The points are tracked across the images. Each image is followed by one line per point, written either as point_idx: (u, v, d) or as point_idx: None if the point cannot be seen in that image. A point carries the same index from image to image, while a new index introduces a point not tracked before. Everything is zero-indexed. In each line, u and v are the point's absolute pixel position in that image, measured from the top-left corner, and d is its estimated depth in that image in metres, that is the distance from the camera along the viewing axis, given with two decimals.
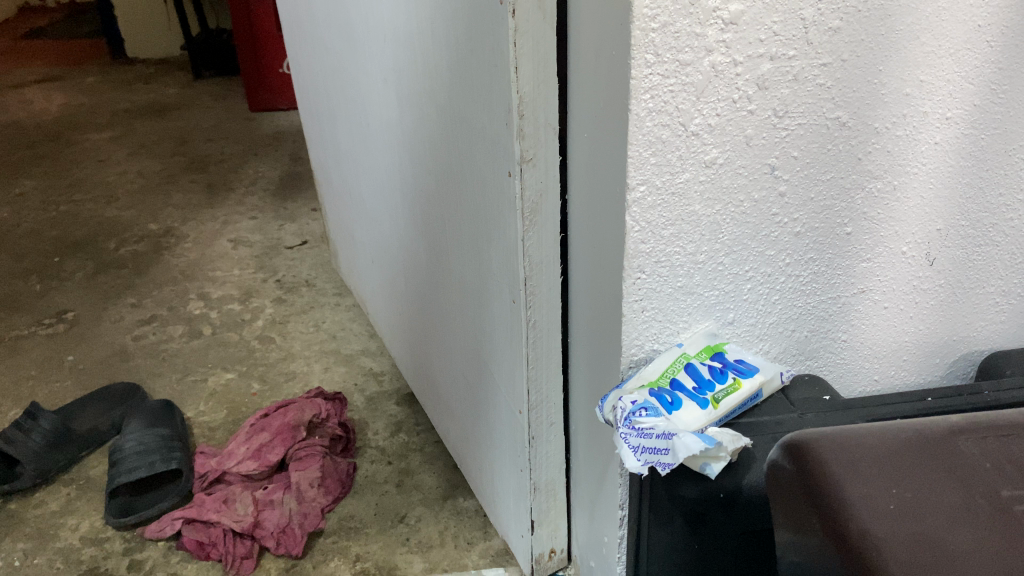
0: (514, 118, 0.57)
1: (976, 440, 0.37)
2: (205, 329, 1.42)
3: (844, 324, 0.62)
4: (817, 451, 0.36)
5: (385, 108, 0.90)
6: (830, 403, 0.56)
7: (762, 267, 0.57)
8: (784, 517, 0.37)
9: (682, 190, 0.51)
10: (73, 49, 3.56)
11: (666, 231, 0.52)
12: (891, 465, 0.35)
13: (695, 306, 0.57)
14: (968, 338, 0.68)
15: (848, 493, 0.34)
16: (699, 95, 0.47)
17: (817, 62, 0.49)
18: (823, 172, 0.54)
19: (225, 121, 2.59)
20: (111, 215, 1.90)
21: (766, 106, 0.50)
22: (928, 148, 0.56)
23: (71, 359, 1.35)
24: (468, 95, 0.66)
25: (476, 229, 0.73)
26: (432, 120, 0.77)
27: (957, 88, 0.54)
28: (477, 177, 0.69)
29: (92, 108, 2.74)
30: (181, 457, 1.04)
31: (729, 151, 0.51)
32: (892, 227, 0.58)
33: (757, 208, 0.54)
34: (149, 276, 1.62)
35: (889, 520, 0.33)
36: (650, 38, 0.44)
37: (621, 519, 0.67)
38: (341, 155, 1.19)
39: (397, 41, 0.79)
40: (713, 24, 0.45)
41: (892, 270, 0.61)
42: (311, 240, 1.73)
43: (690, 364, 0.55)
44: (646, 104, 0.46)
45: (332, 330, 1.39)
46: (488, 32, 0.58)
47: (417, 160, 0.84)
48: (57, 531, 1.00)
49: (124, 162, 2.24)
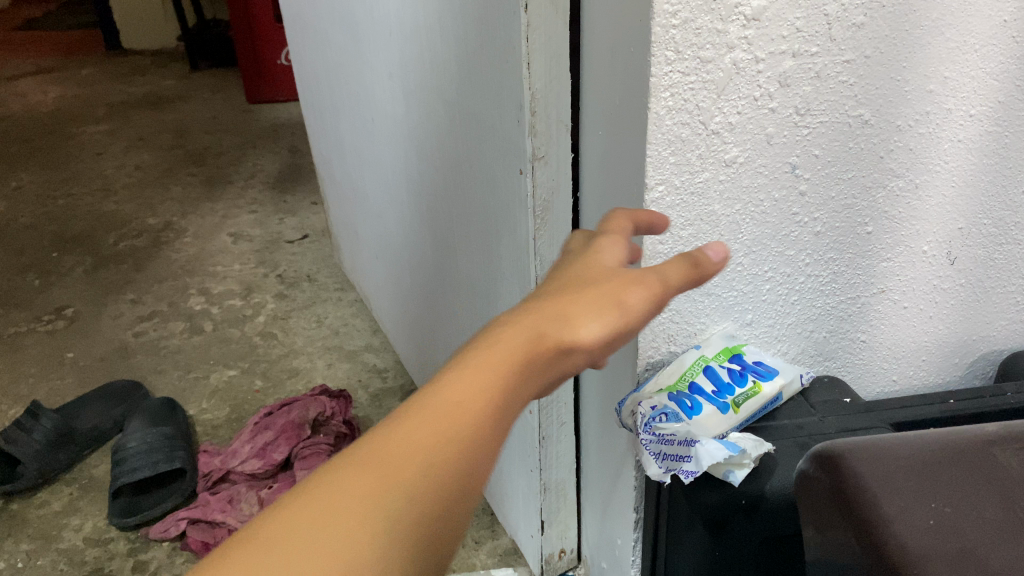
0: (526, 115, 0.56)
1: (1013, 451, 0.35)
2: (206, 325, 1.40)
3: (862, 325, 0.61)
4: (850, 463, 0.36)
5: (391, 103, 0.89)
6: (852, 406, 0.56)
7: (781, 267, 0.56)
8: (817, 530, 0.37)
9: (701, 190, 0.50)
10: (67, 41, 3.53)
11: (685, 232, 0.51)
12: (927, 478, 0.34)
13: (712, 307, 0.55)
14: (987, 338, 0.67)
15: (884, 508, 0.33)
16: (719, 92, 0.46)
17: (840, 59, 0.48)
18: (844, 171, 0.53)
19: (223, 113, 2.57)
20: (109, 210, 1.88)
21: (788, 103, 0.49)
22: (951, 146, 0.55)
23: (71, 357, 1.34)
24: (477, 91, 0.64)
25: (485, 228, 0.71)
26: (439, 115, 0.75)
27: (981, 85, 0.53)
28: (487, 175, 0.68)
29: (88, 101, 2.72)
30: (184, 456, 1.04)
31: (749, 149, 0.49)
32: (913, 226, 0.57)
33: (777, 208, 0.53)
34: (148, 271, 1.60)
35: (928, 536, 0.32)
36: (670, 34, 0.43)
37: (636, 521, 0.66)
38: (344, 149, 1.18)
39: (403, 35, 0.78)
40: (735, 21, 0.44)
41: (912, 270, 0.60)
42: (312, 233, 1.72)
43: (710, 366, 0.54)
44: (665, 102, 0.45)
45: (335, 325, 1.38)
46: (498, 28, 0.56)
47: (423, 156, 0.83)
48: (60, 531, 0.99)
49: (121, 155, 2.22)
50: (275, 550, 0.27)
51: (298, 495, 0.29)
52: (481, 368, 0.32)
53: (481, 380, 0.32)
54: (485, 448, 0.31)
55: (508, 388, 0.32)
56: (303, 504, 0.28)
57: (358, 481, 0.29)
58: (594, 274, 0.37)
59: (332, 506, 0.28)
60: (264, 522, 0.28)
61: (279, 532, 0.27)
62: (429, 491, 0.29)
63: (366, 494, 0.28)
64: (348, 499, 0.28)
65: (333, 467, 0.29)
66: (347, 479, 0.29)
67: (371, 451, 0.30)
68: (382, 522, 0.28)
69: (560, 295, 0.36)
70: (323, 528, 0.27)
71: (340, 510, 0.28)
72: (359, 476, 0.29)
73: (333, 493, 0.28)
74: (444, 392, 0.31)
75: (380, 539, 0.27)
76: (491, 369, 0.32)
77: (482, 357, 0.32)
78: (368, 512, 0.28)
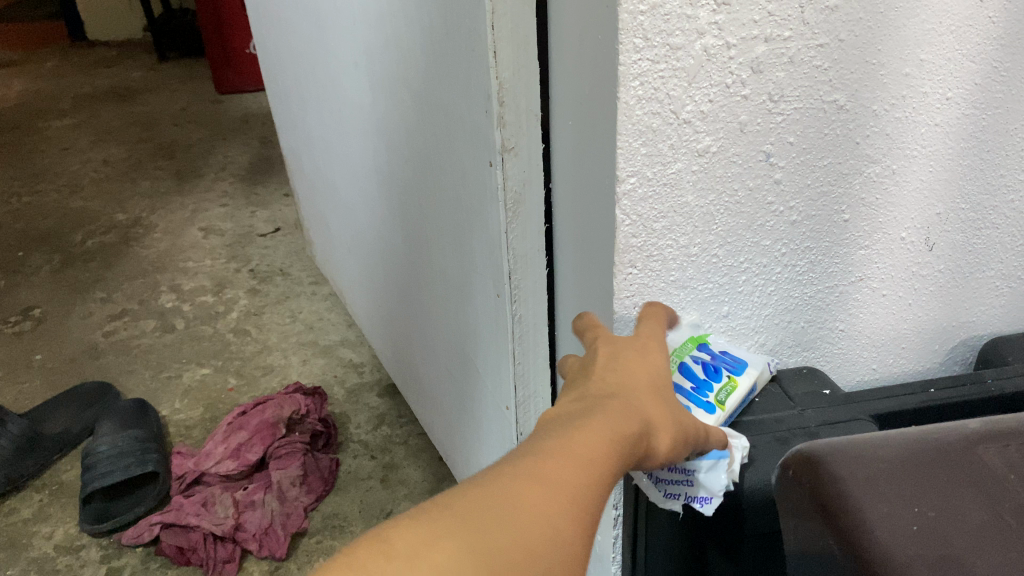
0: (494, 105, 0.55)
1: (997, 450, 0.34)
2: (177, 323, 1.38)
3: (841, 314, 0.60)
4: (830, 466, 0.35)
5: (359, 94, 0.86)
6: (831, 397, 0.55)
7: (758, 258, 0.54)
8: (797, 534, 0.36)
9: (674, 181, 0.48)
10: (30, 33, 3.45)
11: (658, 224, 0.49)
12: (910, 481, 0.33)
13: (688, 300, 0.54)
14: (967, 324, 0.66)
15: (866, 513, 0.32)
16: (690, 80, 0.45)
17: (814, 43, 0.47)
18: (819, 158, 0.51)
19: (192, 104, 2.52)
20: (76, 206, 1.84)
21: (761, 90, 0.47)
22: (928, 130, 0.54)
23: (40, 359, 1.31)
24: (444, 81, 0.63)
25: (457, 222, 0.70)
26: (406, 106, 0.73)
27: (958, 67, 0.51)
28: (457, 168, 0.66)
29: (53, 94, 2.66)
30: (156, 459, 1.01)
31: (722, 138, 0.48)
32: (891, 213, 0.56)
33: (752, 197, 0.51)
34: (118, 269, 1.57)
35: (911, 543, 0.31)
36: (638, 21, 0.41)
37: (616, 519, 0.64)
38: (312, 141, 1.15)
39: (367, 23, 0.76)
40: (704, 6, 0.42)
41: (891, 257, 0.59)
42: (284, 226, 1.69)
43: (686, 360, 0.52)
44: (635, 91, 0.43)
45: (309, 320, 1.35)
46: (463, 16, 0.55)
47: (392, 148, 0.81)
48: (30, 540, 0.96)
49: (88, 150, 2.17)
50: (463, 539, 0.28)
51: (469, 498, 0.30)
52: (607, 434, 0.35)
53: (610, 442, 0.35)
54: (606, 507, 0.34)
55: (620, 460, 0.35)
56: (482, 501, 0.30)
57: (531, 494, 0.30)
58: (662, 379, 0.42)
59: (510, 512, 0.30)
60: (441, 511, 0.29)
61: (463, 521, 0.29)
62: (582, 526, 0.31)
63: (543, 511, 0.30)
64: (523, 509, 0.30)
65: (496, 477, 0.31)
66: (517, 491, 0.30)
67: (533, 473, 0.31)
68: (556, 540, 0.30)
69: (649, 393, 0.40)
70: (504, 529, 0.29)
71: (519, 517, 0.30)
72: (530, 491, 0.31)
73: (506, 501, 0.30)
74: (581, 443, 0.34)
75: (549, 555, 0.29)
76: (616, 435, 0.35)
77: (608, 423, 0.35)
78: (544, 526, 0.30)
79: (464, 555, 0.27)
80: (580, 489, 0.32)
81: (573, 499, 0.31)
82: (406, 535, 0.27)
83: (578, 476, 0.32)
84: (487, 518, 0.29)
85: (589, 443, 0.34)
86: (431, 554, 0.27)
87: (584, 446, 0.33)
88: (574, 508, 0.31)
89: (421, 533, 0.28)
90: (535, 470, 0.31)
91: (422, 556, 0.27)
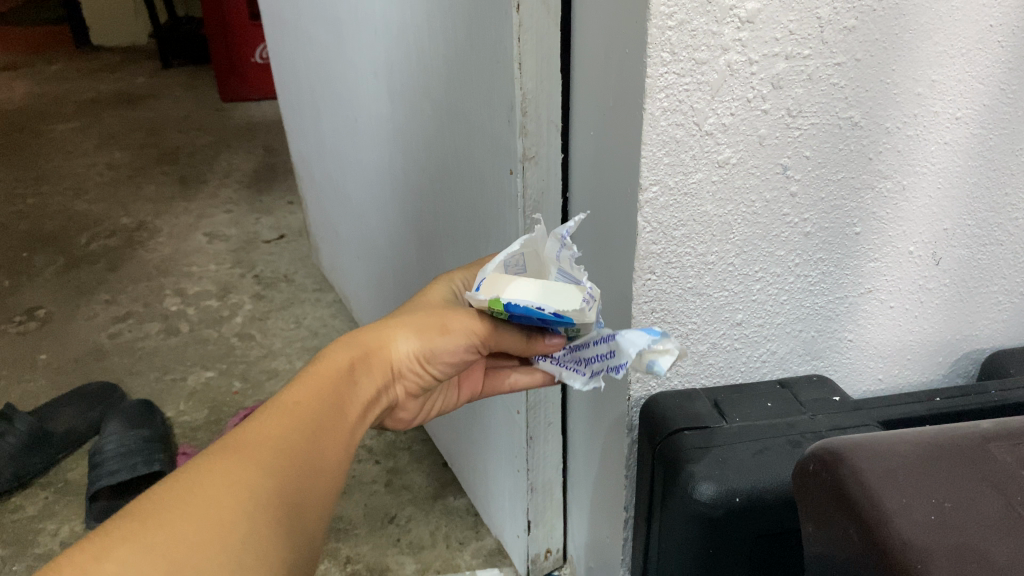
0: (517, 116, 0.56)
1: (1008, 447, 0.36)
2: (182, 326, 1.39)
3: (849, 324, 0.62)
4: (850, 460, 0.36)
5: (376, 103, 0.88)
6: (841, 404, 0.58)
7: (771, 268, 0.56)
8: (817, 525, 0.37)
9: (694, 190, 0.50)
10: (34, 38, 3.47)
11: (677, 232, 0.51)
12: (926, 475, 0.35)
13: (703, 308, 0.56)
14: (970, 337, 0.68)
15: (886, 502, 0.34)
16: (714, 93, 0.46)
17: (831, 61, 0.49)
18: (834, 172, 0.53)
19: (196, 110, 2.54)
20: (80, 209, 1.85)
21: (779, 105, 0.49)
22: (938, 148, 0.56)
23: (44, 359, 1.32)
24: (467, 92, 0.64)
25: (473, 228, 0.71)
26: (426, 113, 0.75)
27: (967, 88, 0.54)
28: (476, 176, 0.67)
29: (58, 98, 2.68)
30: (162, 459, 1.03)
31: (742, 151, 0.50)
32: (901, 227, 0.58)
33: (769, 208, 0.53)
34: (122, 272, 1.58)
35: (929, 530, 0.32)
36: (666, 36, 0.43)
37: (626, 521, 0.66)
38: (324, 148, 1.17)
39: (388, 32, 0.78)
40: (729, 23, 0.44)
41: (899, 270, 0.61)
42: (288, 233, 1.71)
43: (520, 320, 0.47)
44: (660, 103, 0.45)
45: (313, 326, 1.36)
46: (488, 28, 0.56)
47: (408, 153, 0.83)
48: (36, 536, 0.97)
49: (92, 153, 2.19)
50: (148, 528, 0.34)
51: (148, 503, 0.35)
52: (323, 371, 0.45)
53: (323, 383, 0.44)
54: (320, 451, 0.41)
55: (346, 382, 0.45)
56: (169, 496, 0.36)
57: (214, 473, 0.37)
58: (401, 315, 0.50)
59: (187, 509, 0.35)
60: (130, 518, 0.34)
61: (147, 519, 0.34)
62: (273, 478, 0.38)
63: (226, 476, 0.37)
64: (205, 485, 0.36)
65: (187, 474, 0.37)
66: (198, 487, 0.36)
67: (217, 464, 0.38)
68: (239, 495, 0.36)
69: (392, 318, 0.50)
70: (187, 520, 0.35)
71: (200, 492, 0.36)
72: (217, 470, 0.37)
73: (182, 498, 0.36)
74: (287, 398, 0.42)
75: (236, 507, 0.36)
76: (317, 394, 0.43)
77: (310, 390, 0.43)
78: (227, 502, 0.36)
79: (138, 556, 0.33)
80: (268, 449, 0.39)
81: (263, 458, 0.38)
82: (93, 543, 0.33)
83: (267, 440, 0.39)
84: (169, 502, 0.35)
85: (280, 421, 0.40)
86: (103, 564, 0.32)
87: (281, 420, 0.41)
88: (257, 467, 0.38)
89: (94, 550, 0.33)
90: (226, 452, 0.38)
91: (102, 554, 0.32)
